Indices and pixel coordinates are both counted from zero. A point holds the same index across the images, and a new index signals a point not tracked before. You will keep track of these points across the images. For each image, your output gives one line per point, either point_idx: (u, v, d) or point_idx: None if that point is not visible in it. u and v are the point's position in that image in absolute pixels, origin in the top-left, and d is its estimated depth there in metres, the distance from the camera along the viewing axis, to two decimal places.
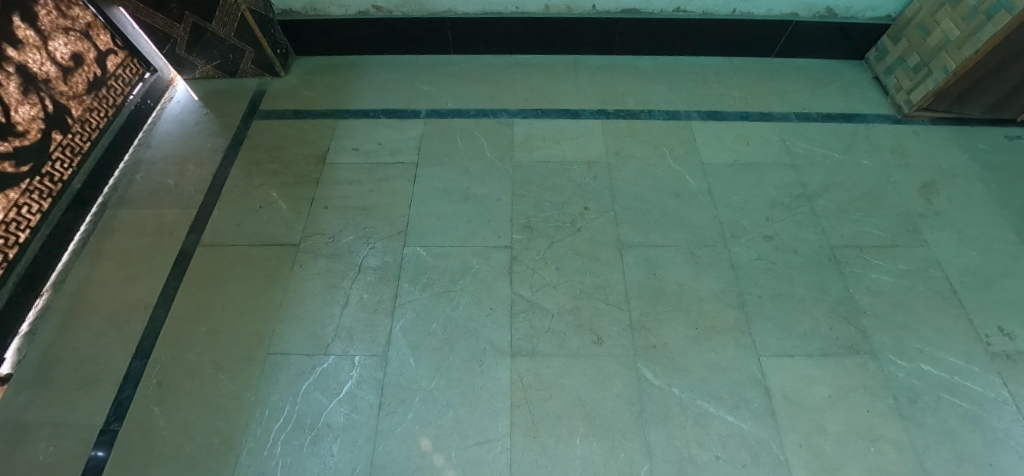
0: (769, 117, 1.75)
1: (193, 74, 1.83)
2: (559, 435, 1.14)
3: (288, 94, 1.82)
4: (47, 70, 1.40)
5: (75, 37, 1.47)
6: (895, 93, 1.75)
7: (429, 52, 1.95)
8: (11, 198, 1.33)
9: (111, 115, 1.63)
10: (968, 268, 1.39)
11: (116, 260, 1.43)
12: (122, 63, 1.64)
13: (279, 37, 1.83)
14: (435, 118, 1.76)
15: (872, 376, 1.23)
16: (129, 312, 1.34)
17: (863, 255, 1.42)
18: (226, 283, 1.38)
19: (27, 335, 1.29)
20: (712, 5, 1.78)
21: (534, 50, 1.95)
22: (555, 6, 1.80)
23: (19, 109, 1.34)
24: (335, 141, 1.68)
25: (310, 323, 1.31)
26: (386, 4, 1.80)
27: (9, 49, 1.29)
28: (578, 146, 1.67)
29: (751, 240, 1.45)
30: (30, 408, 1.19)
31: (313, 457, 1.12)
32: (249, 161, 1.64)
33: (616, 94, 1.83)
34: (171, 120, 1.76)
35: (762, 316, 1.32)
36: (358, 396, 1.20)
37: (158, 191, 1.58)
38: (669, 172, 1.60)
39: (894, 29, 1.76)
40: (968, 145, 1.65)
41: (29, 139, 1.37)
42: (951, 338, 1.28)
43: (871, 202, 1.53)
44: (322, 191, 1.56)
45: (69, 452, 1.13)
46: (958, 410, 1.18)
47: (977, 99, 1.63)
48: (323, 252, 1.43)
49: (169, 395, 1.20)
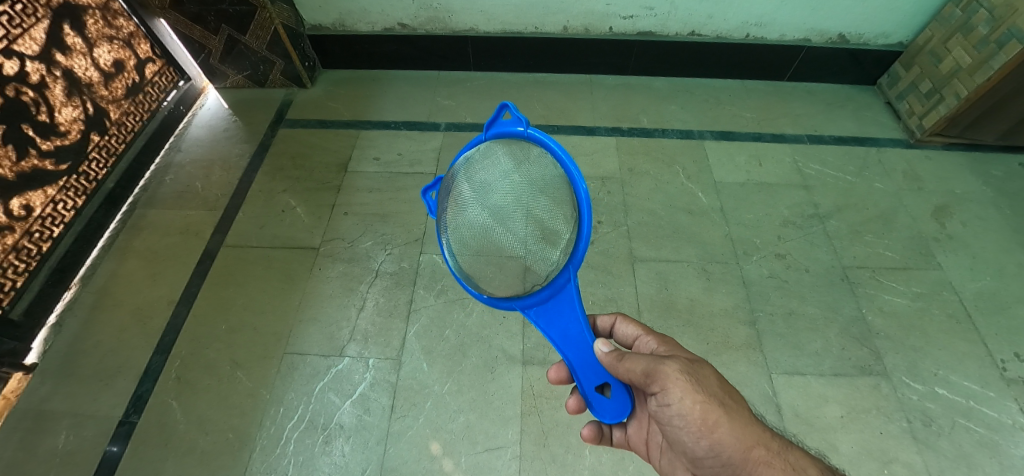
0: (781, 138, 1.78)
1: (225, 83, 1.91)
2: (568, 445, 1.15)
3: (314, 105, 1.89)
4: (91, 75, 1.48)
5: (118, 45, 1.55)
6: (907, 118, 1.78)
7: (449, 68, 2.02)
8: (49, 194, 1.39)
9: (146, 119, 1.70)
10: (983, 293, 1.39)
11: (143, 258, 1.48)
12: (158, 71, 1.72)
13: (308, 50, 1.91)
14: (454, 131, 1.81)
15: (885, 398, 1.22)
16: (153, 307, 1.38)
17: (876, 277, 1.42)
18: (248, 284, 1.42)
19: (55, 327, 1.34)
20: (726, 29, 1.83)
21: (552, 69, 2.00)
22: (574, 28, 1.86)
23: (62, 111, 1.41)
24: (356, 151, 1.74)
25: (327, 325, 1.33)
26: (411, 21, 1.87)
27: (57, 54, 1.37)
28: (592, 161, 1.70)
29: (763, 258, 1.46)
30: (52, 398, 1.22)
31: (325, 457, 1.14)
32: (274, 167, 1.69)
33: (631, 113, 1.87)
34: (202, 126, 1.83)
35: (773, 334, 1.32)
36: (370, 398, 1.21)
37: (185, 193, 1.63)
38: (682, 189, 1.63)
39: (906, 56, 1.79)
40: (983, 172, 1.66)
41: (69, 139, 1.43)
42: (966, 362, 1.28)
43: (883, 225, 1.53)
44: (342, 198, 1.60)
45: (88, 443, 1.16)
46: (973, 435, 1.17)
47: (990, 127, 1.64)
48: (341, 256, 1.47)
49: (187, 390, 1.23)
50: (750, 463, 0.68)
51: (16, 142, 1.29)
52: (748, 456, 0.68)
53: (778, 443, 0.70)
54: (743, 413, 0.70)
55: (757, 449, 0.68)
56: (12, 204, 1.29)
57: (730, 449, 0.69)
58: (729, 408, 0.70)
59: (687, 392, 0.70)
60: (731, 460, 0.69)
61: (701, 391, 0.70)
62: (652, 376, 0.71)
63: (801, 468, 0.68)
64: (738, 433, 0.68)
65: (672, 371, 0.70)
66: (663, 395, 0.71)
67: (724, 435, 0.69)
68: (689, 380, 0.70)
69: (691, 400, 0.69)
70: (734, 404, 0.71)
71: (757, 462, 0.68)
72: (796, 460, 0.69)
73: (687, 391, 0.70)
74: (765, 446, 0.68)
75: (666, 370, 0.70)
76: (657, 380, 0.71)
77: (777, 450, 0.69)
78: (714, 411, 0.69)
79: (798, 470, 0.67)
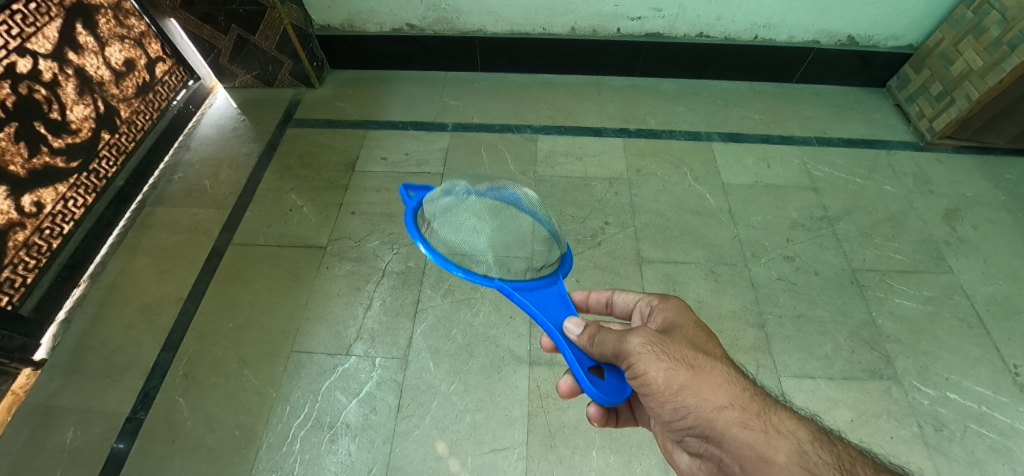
0: (790, 140, 1.77)
1: (234, 82, 1.93)
2: (576, 447, 1.14)
3: (322, 105, 1.90)
4: (102, 74, 1.49)
5: (129, 44, 1.56)
6: (917, 120, 1.77)
7: (457, 69, 2.02)
8: (60, 191, 1.39)
9: (156, 118, 1.71)
10: (995, 298, 1.38)
11: (151, 256, 1.49)
12: (168, 71, 1.73)
13: (316, 50, 1.92)
14: (461, 131, 1.81)
15: (896, 402, 1.21)
16: (161, 304, 1.38)
17: (886, 280, 1.41)
18: (255, 282, 1.42)
19: (64, 323, 1.35)
20: (735, 31, 1.82)
21: (560, 70, 2.00)
22: (582, 29, 1.86)
23: (74, 109, 1.42)
24: (364, 150, 1.74)
25: (334, 323, 1.33)
26: (419, 22, 1.87)
27: (69, 53, 1.38)
28: (600, 163, 1.70)
29: (772, 261, 1.45)
30: (60, 394, 1.23)
31: (331, 455, 1.14)
32: (282, 166, 1.70)
33: (638, 114, 1.87)
34: (210, 125, 1.84)
35: (782, 337, 1.31)
36: (377, 397, 1.21)
37: (194, 192, 1.64)
38: (690, 191, 1.62)
39: (916, 58, 1.78)
40: (994, 175, 1.65)
41: (80, 137, 1.44)
42: (977, 366, 1.26)
43: (893, 228, 1.52)
44: (350, 198, 1.60)
45: (94, 439, 1.16)
46: (986, 441, 1.15)
47: (1002, 129, 1.63)
48: (349, 255, 1.47)
49: (194, 388, 1.23)
50: (723, 428, 0.61)
51: (28, 139, 1.30)
52: (720, 420, 0.61)
53: (761, 404, 0.62)
54: (716, 374, 0.64)
55: (730, 412, 0.61)
56: (23, 200, 1.30)
57: (701, 414, 0.62)
58: (699, 372, 0.63)
59: (650, 361, 0.64)
60: (701, 425, 0.63)
61: (664, 362, 0.63)
62: (615, 352, 0.65)
63: (792, 434, 0.59)
64: (709, 399, 0.62)
65: (635, 345, 0.65)
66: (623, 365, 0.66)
67: (693, 402, 0.62)
68: (650, 352, 0.64)
69: (653, 369, 0.64)
70: (704, 365, 0.64)
71: (731, 426, 0.61)
72: (783, 422, 0.60)
73: (651, 361, 0.64)
74: (740, 409, 0.61)
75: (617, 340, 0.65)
76: (618, 354, 0.65)
77: (759, 411, 0.61)
78: (681, 376, 0.63)
79: (786, 433, 0.59)
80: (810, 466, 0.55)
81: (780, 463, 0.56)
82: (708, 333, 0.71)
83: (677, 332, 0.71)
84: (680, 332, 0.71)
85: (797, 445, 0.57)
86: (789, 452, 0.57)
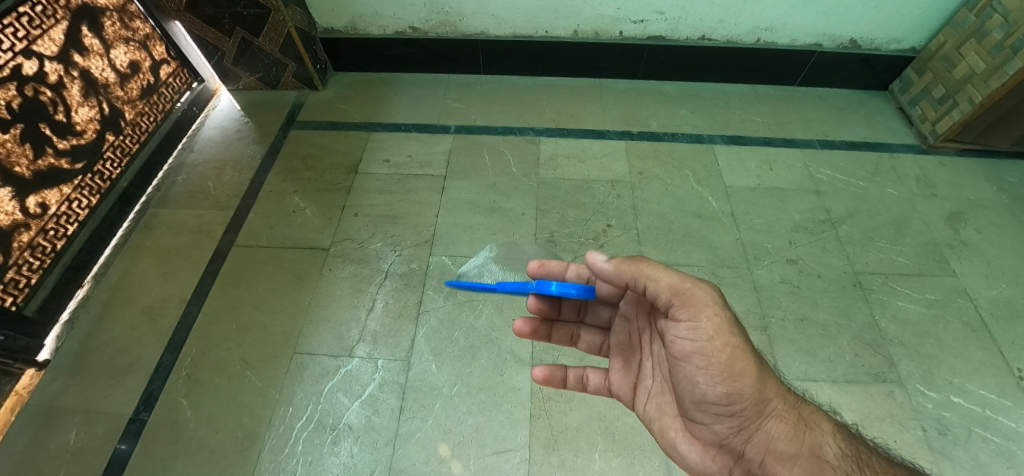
0: (792, 143, 1.77)
1: (237, 84, 1.93)
2: (578, 449, 1.14)
3: (325, 107, 1.91)
4: (107, 76, 1.50)
5: (134, 47, 1.57)
6: (920, 123, 1.76)
7: (460, 71, 2.03)
8: (64, 192, 1.40)
9: (160, 120, 1.71)
10: (998, 301, 1.37)
11: (155, 257, 1.49)
12: (173, 73, 1.74)
13: (320, 53, 1.93)
14: (463, 133, 1.81)
15: (900, 406, 1.20)
16: (164, 305, 1.39)
17: (889, 283, 1.41)
18: (258, 283, 1.42)
19: (67, 324, 1.35)
20: (737, 34, 1.83)
21: (562, 73, 2.01)
22: (584, 32, 1.87)
23: (79, 110, 1.43)
24: (367, 152, 1.75)
25: (336, 325, 1.33)
26: (422, 25, 1.88)
27: (75, 55, 1.39)
28: (602, 165, 1.70)
29: (774, 263, 1.45)
30: (63, 395, 1.23)
31: (333, 457, 1.14)
32: (285, 168, 1.70)
33: (640, 117, 1.87)
34: (214, 127, 1.85)
35: (785, 340, 1.31)
36: (379, 399, 1.21)
37: (197, 193, 1.65)
38: (692, 194, 1.62)
39: (919, 62, 1.78)
40: (997, 178, 1.65)
41: (85, 139, 1.45)
42: (981, 370, 1.26)
43: (896, 231, 1.52)
44: (353, 200, 1.61)
45: (97, 440, 1.16)
46: (990, 445, 1.15)
47: (1005, 132, 1.63)
48: (351, 257, 1.47)
49: (197, 389, 1.24)
50: (767, 416, 0.69)
51: (34, 140, 1.31)
52: (764, 408, 0.69)
53: (793, 399, 0.71)
54: (767, 367, 0.70)
55: (772, 403, 0.69)
56: (28, 201, 1.30)
57: (751, 401, 0.68)
58: (757, 359, 0.69)
59: (724, 332, 0.67)
60: (746, 410, 0.69)
61: (734, 333, 0.67)
62: (687, 304, 0.69)
63: (815, 427, 0.69)
64: (762, 386, 0.68)
65: (711, 309, 0.68)
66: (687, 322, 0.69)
67: (748, 385, 0.67)
68: (722, 321, 0.67)
69: (722, 338, 0.67)
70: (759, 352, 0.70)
71: (771, 418, 0.69)
72: (810, 416, 0.71)
73: (723, 334, 0.67)
74: (781, 401, 0.70)
75: (695, 292, 0.69)
76: (691, 311, 0.69)
77: (792, 405, 0.71)
78: (746, 357, 0.67)
79: (811, 428, 0.69)
80: (832, 455, 0.66)
81: (807, 453, 0.66)
82: None
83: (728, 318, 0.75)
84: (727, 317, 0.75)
85: (820, 440, 0.68)
86: (812, 445, 0.67)
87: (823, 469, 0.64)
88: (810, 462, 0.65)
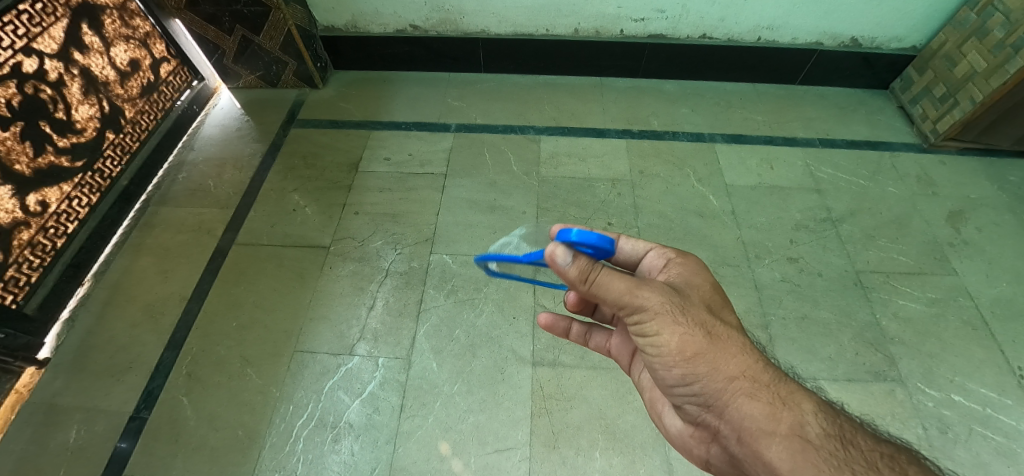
0: (793, 142, 1.77)
1: (238, 83, 1.93)
2: (579, 447, 1.14)
3: (326, 106, 1.91)
4: (107, 74, 1.49)
5: (134, 45, 1.57)
6: (921, 122, 1.76)
7: (460, 70, 2.03)
8: (64, 190, 1.39)
9: (160, 118, 1.71)
10: (999, 299, 1.37)
11: (155, 255, 1.49)
12: (173, 71, 1.74)
13: (320, 51, 1.93)
14: (464, 131, 1.81)
15: (900, 404, 1.20)
16: (165, 304, 1.38)
17: (890, 281, 1.41)
18: (258, 282, 1.42)
19: (67, 322, 1.35)
20: (738, 33, 1.82)
21: (562, 71, 2.00)
22: (585, 31, 1.86)
23: (79, 108, 1.42)
24: (367, 151, 1.74)
25: (337, 323, 1.33)
26: (422, 23, 1.88)
27: (75, 53, 1.39)
28: (603, 164, 1.70)
29: (775, 262, 1.45)
30: (64, 393, 1.23)
31: (334, 455, 1.14)
32: (286, 166, 1.70)
33: (640, 116, 1.87)
34: (214, 125, 1.85)
35: (786, 338, 1.31)
36: (380, 398, 1.21)
37: (198, 191, 1.65)
38: (693, 192, 1.62)
39: (920, 60, 1.78)
40: (997, 176, 1.65)
41: (85, 137, 1.45)
42: (982, 368, 1.26)
43: (897, 229, 1.52)
44: (353, 198, 1.60)
45: (98, 438, 1.16)
46: (991, 443, 1.15)
47: (1006, 131, 1.63)
48: (352, 255, 1.47)
49: (197, 387, 1.23)
50: (731, 398, 0.63)
51: (34, 138, 1.30)
52: (729, 389, 0.63)
53: (771, 376, 0.64)
54: (733, 345, 0.64)
55: (740, 383, 0.63)
56: (28, 199, 1.30)
57: (710, 385, 0.64)
58: (715, 340, 0.64)
59: (666, 324, 0.64)
60: (708, 394, 0.65)
61: (681, 322, 0.63)
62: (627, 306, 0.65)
63: (799, 408, 0.62)
64: (721, 369, 0.63)
65: (652, 302, 0.64)
66: (635, 314, 0.65)
67: (705, 371, 0.63)
68: (670, 311, 0.64)
69: (667, 330, 0.63)
70: (723, 335, 0.65)
71: (738, 397, 0.63)
72: (789, 393, 0.63)
73: (666, 323, 0.64)
74: (751, 380, 0.63)
75: (636, 299, 0.64)
76: (629, 309, 0.65)
77: (768, 384, 0.64)
78: (697, 343, 0.63)
79: (791, 407, 0.62)
80: (814, 436, 0.59)
81: (781, 433, 0.60)
82: (721, 298, 0.70)
83: (695, 296, 0.68)
84: (696, 295, 0.69)
85: (802, 419, 0.61)
86: (792, 426, 0.60)
87: (802, 451, 0.58)
88: (787, 442, 0.59)
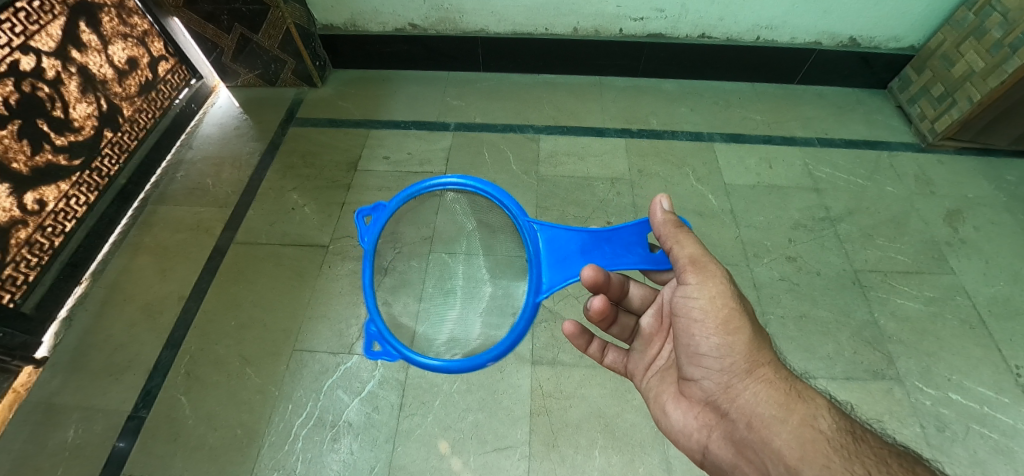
0: (792, 141, 1.77)
1: (236, 81, 1.93)
2: (578, 446, 1.14)
3: (324, 105, 1.90)
4: (105, 72, 1.49)
5: (132, 43, 1.57)
6: (919, 122, 1.77)
7: (459, 69, 2.02)
8: (62, 189, 1.39)
9: (158, 117, 1.71)
10: (996, 298, 1.38)
11: (153, 254, 1.49)
12: (171, 69, 1.73)
13: (319, 50, 1.93)
14: (463, 130, 1.81)
15: (898, 403, 1.21)
16: (163, 303, 1.38)
17: (888, 280, 1.41)
18: (257, 281, 1.42)
19: (66, 321, 1.34)
20: (737, 32, 1.83)
21: (561, 70, 2.00)
22: (584, 30, 1.86)
23: (77, 107, 1.42)
24: (366, 150, 1.74)
25: (336, 322, 1.33)
26: (421, 22, 1.88)
27: (73, 51, 1.38)
28: (602, 163, 1.70)
29: (774, 261, 1.45)
30: (62, 392, 1.22)
31: (333, 454, 1.14)
32: (284, 165, 1.70)
33: (640, 115, 1.87)
34: (213, 124, 1.84)
35: (784, 337, 1.31)
36: (379, 396, 1.21)
37: (196, 190, 1.64)
38: (692, 191, 1.62)
39: (918, 60, 1.78)
40: (995, 176, 1.65)
41: (83, 135, 1.44)
42: (979, 367, 1.26)
43: (895, 229, 1.52)
44: (352, 197, 1.60)
45: (96, 437, 1.16)
46: (988, 441, 1.15)
47: (1003, 131, 1.63)
48: (351, 254, 1.46)
49: (196, 386, 1.23)
50: (755, 377, 0.69)
51: (31, 137, 1.30)
52: (754, 370, 0.69)
53: (789, 372, 0.70)
54: (766, 338, 0.72)
55: (765, 368, 0.69)
56: (26, 198, 1.30)
57: (739, 361, 0.70)
58: (753, 327, 0.72)
59: (722, 294, 0.73)
60: (733, 370, 0.70)
61: (735, 297, 0.73)
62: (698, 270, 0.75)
63: (814, 404, 0.66)
64: (753, 350, 0.70)
65: (717, 275, 0.74)
66: (697, 278, 0.75)
67: (740, 345, 0.70)
68: (729, 285, 0.74)
69: (720, 297, 0.73)
70: (760, 327, 0.73)
71: (761, 379, 0.69)
72: (806, 390, 0.68)
73: (722, 294, 0.73)
74: (775, 369, 0.69)
75: (709, 263, 0.75)
76: (699, 270, 0.75)
77: (786, 379, 0.69)
78: (742, 319, 0.72)
79: (807, 403, 0.66)
80: (825, 428, 0.63)
81: (794, 421, 0.64)
82: None
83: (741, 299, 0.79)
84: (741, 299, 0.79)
85: (814, 414, 0.65)
86: (804, 417, 0.64)
87: (813, 436, 0.62)
88: (799, 430, 0.63)
